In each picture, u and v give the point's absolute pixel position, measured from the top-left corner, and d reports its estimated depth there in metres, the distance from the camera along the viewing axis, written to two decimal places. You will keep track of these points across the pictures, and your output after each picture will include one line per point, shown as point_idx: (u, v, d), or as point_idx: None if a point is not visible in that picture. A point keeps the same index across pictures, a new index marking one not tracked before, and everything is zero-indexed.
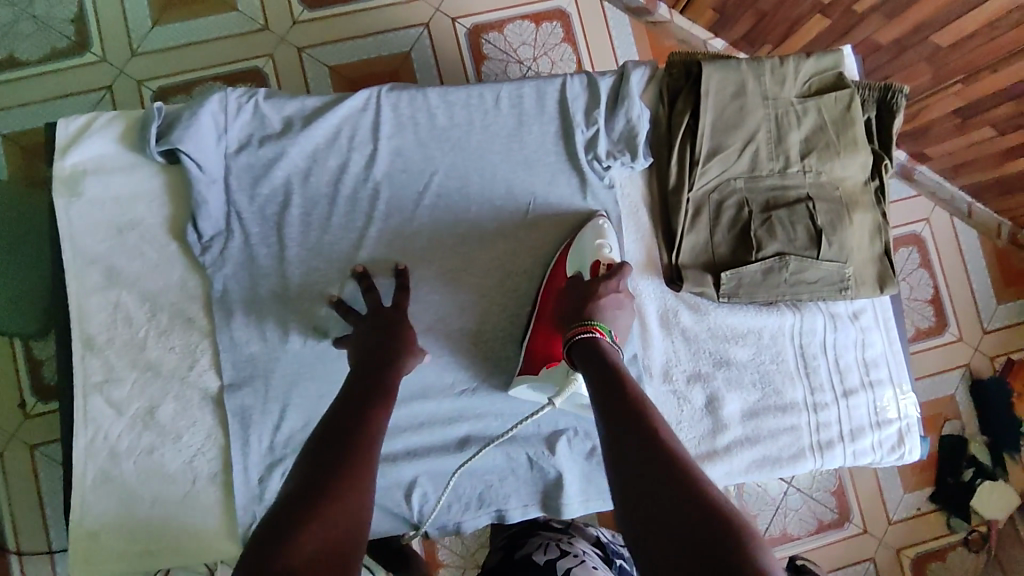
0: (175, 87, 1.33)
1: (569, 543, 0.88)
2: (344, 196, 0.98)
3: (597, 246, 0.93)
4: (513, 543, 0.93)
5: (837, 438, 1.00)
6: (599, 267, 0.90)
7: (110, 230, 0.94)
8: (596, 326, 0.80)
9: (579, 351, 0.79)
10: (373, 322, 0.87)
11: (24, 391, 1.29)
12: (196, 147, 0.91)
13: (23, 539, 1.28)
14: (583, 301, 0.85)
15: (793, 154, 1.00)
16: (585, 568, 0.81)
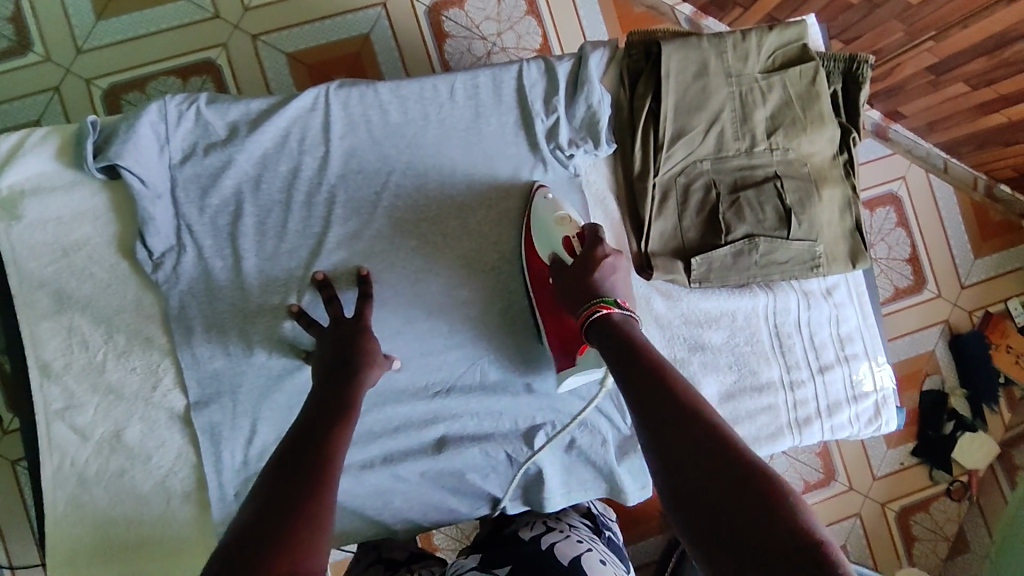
0: (130, 83, 1.28)
1: (556, 518, 0.96)
2: (299, 201, 0.94)
3: (557, 219, 0.90)
4: (504, 521, 1.00)
5: (813, 414, 1.00)
6: (571, 242, 0.88)
7: (57, 251, 0.90)
8: (602, 302, 0.77)
9: (594, 326, 0.77)
10: (339, 333, 0.86)
11: None
12: (137, 162, 0.87)
13: (14, 554, 1.27)
14: (580, 280, 0.82)
15: (759, 132, 0.97)
16: (569, 542, 0.88)
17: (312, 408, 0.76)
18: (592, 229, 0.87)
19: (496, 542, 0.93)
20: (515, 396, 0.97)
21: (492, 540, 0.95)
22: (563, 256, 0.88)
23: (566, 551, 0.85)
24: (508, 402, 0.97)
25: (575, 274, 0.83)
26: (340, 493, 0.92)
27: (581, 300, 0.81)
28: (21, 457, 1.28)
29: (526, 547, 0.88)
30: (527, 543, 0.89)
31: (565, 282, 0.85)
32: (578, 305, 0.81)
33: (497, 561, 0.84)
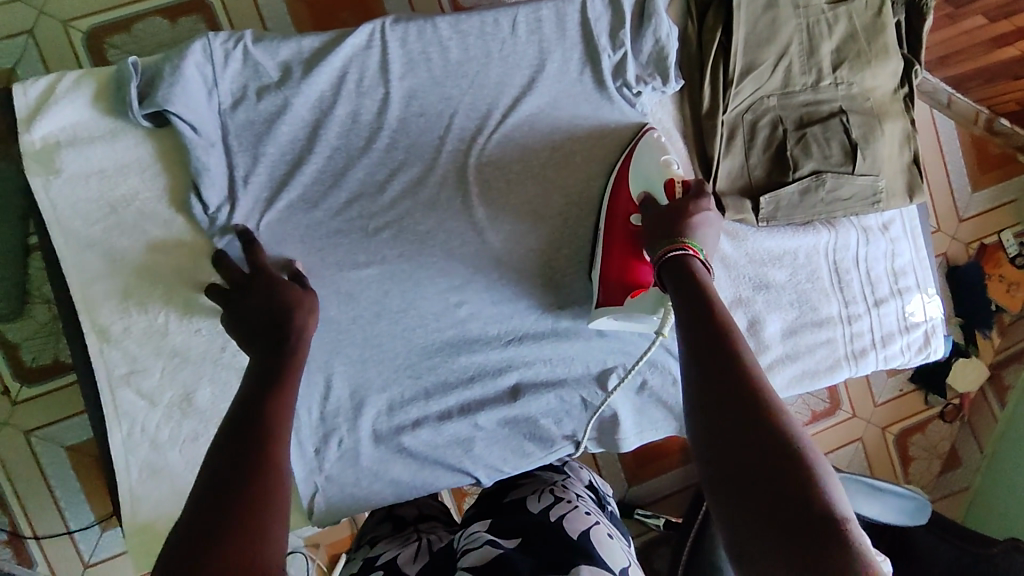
0: (112, 25, 1.17)
1: (563, 488, 0.85)
2: (360, 148, 0.90)
3: (662, 163, 0.87)
4: (505, 486, 0.91)
5: (869, 345, 1.03)
6: (674, 186, 0.83)
7: (102, 208, 0.84)
8: (689, 244, 0.73)
9: (668, 271, 0.73)
10: (265, 293, 0.78)
11: (6, 377, 1.21)
12: (187, 107, 0.81)
13: (38, 523, 1.24)
14: (668, 223, 0.78)
15: (824, 66, 0.96)
16: (578, 514, 0.76)
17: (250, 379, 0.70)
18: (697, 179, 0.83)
19: (497, 508, 0.83)
20: (587, 340, 0.97)
21: (493, 507, 0.84)
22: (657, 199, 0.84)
23: (574, 524, 0.74)
24: (579, 346, 0.97)
25: (669, 213, 0.78)
26: (420, 445, 0.93)
27: (664, 236, 0.77)
28: (36, 426, 1.23)
29: (531, 518, 0.77)
30: (534, 513, 0.78)
31: (653, 220, 0.80)
32: (659, 244, 0.77)
33: (501, 529, 0.74)
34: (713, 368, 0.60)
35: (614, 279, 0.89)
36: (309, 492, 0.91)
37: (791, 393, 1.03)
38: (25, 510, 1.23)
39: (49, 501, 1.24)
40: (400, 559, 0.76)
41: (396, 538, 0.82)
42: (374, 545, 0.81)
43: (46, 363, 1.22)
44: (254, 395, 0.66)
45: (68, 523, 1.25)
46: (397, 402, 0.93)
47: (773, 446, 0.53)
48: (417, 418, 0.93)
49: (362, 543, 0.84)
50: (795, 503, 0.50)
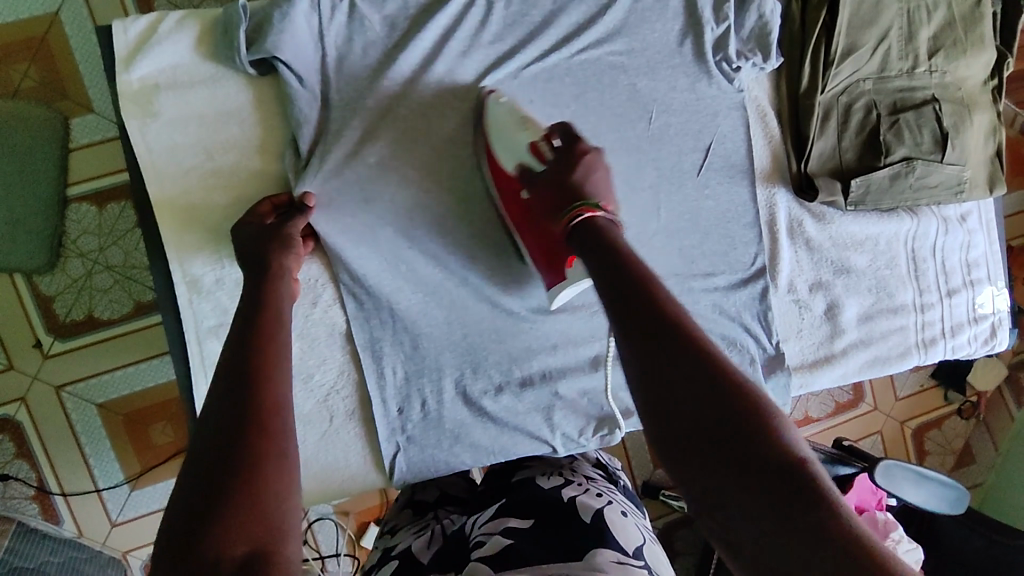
0: None
1: (573, 470, 0.84)
2: (457, 109, 0.88)
3: (514, 126, 0.83)
4: (511, 467, 0.89)
5: (939, 335, 1.04)
6: (538, 148, 0.79)
7: (199, 154, 0.82)
8: (583, 205, 0.69)
9: (576, 237, 0.68)
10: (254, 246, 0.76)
11: (37, 329, 1.12)
12: (295, 56, 0.80)
13: (65, 479, 1.15)
14: (560, 186, 0.73)
15: (921, 52, 0.96)
16: (590, 496, 0.75)
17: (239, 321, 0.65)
18: (565, 136, 0.79)
19: (504, 488, 0.81)
20: None
21: (499, 487, 0.82)
22: (535, 163, 0.79)
23: (587, 505, 0.73)
24: None
25: (552, 180, 0.75)
26: (502, 411, 0.92)
27: (562, 204, 0.72)
28: (66, 383, 1.15)
29: (540, 496, 0.75)
30: (542, 489, 0.77)
31: (544, 189, 0.75)
32: (558, 214, 0.73)
33: (508, 511, 0.73)
34: (649, 328, 0.54)
35: (542, 259, 0.83)
36: (390, 453, 0.90)
37: (862, 378, 1.03)
38: (53, 467, 1.15)
39: (76, 455, 1.15)
40: (415, 549, 0.72)
41: (414, 525, 0.79)
42: (394, 534, 0.78)
43: (80, 319, 1.13)
44: (238, 349, 0.61)
45: (97, 481, 1.17)
46: (480, 366, 0.92)
47: (721, 398, 0.48)
48: (498, 384, 0.93)
49: (384, 531, 0.81)
50: (752, 451, 0.46)
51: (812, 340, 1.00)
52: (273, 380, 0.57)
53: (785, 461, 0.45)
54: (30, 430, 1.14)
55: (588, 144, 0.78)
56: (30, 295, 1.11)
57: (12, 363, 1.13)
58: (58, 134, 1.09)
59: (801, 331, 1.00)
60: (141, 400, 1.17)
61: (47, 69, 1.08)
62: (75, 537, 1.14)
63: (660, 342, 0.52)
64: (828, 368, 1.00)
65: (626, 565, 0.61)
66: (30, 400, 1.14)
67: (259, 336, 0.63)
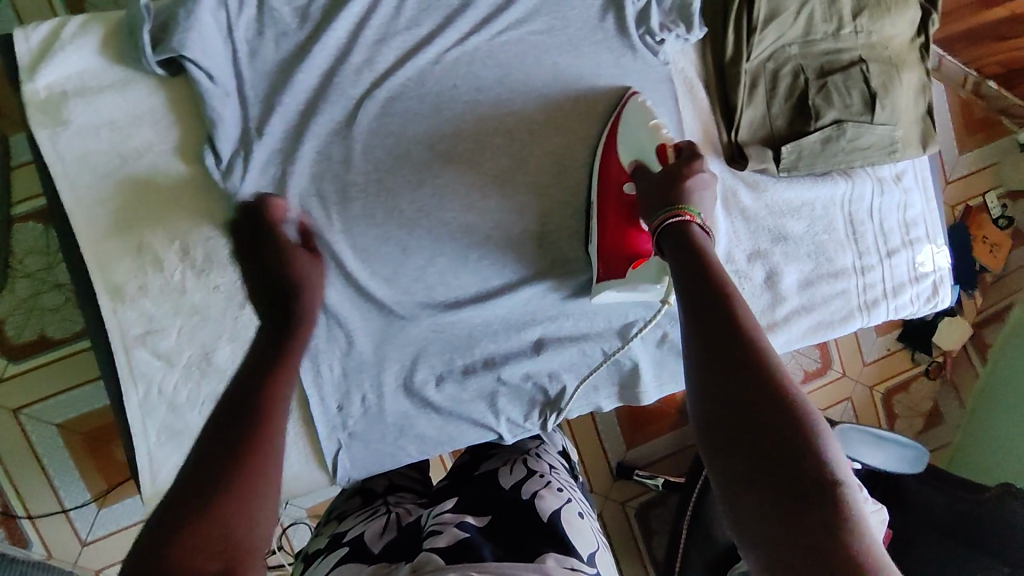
0: None
1: (534, 461, 0.85)
2: (380, 98, 0.86)
3: (651, 127, 0.85)
4: (485, 449, 0.94)
5: (881, 296, 1.05)
6: (666, 151, 0.82)
7: (115, 160, 0.80)
8: (686, 211, 0.74)
9: (669, 238, 0.73)
10: (260, 272, 0.76)
11: None
12: (203, 54, 0.77)
13: (29, 502, 1.13)
14: (665, 186, 0.77)
15: (845, 14, 0.96)
16: (552, 492, 0.77)
17: (243, 369, 0.65)
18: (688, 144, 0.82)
19: (466, 480, 0.83)
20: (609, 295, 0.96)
21: (463, 482, 0.83)
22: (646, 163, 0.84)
23: (546, 501, 0.74)
24: (602, 302, 0.96)
25: (661, 183, 0.78)
26: (446, 401, 0.92)
27: (661, 205, 0.76)
28: (22, 404, 1.12)
29: (503, 493, 0.77)
30: (505, 490, 0.78)
31: (654, 188, 0.79)
32: (654, 213, 0.77)
33: (469, 506, 0.74)
34: (717, 334, 0.58)
35: (606, 248, 0.89)
36: (333, 451, 0.89)
37: (807, 344, 1.04)
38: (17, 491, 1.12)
39: (41, 478, 1.13)
40: (367, 537, 0.72)
41: (363, 512, 0.80)
42: (345, 523, 0.78)
43: (30, 339, 1.11)
44: (244, 387, 0.61)
45: (62, 501, 1.14)
46: (420, 356, 0.91)
47: (774, 407, 0.51)
48: (440, 373, 0.92)
49: (329, 520, 0.82)
50: (789, 460, 0.49)
51: (754, 309, 1.00)
52: (272, 419, 0.57)
53: (817, 477, 0.48)
54: None
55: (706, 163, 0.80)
56: None
57: None
58: None
59: None
60: (99, 418, 1.15)
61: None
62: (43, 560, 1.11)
63: (723, 350, 0.57)
64: (771, 336, 1.01)
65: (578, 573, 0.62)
66: None
67: (263, 381, 0.62)
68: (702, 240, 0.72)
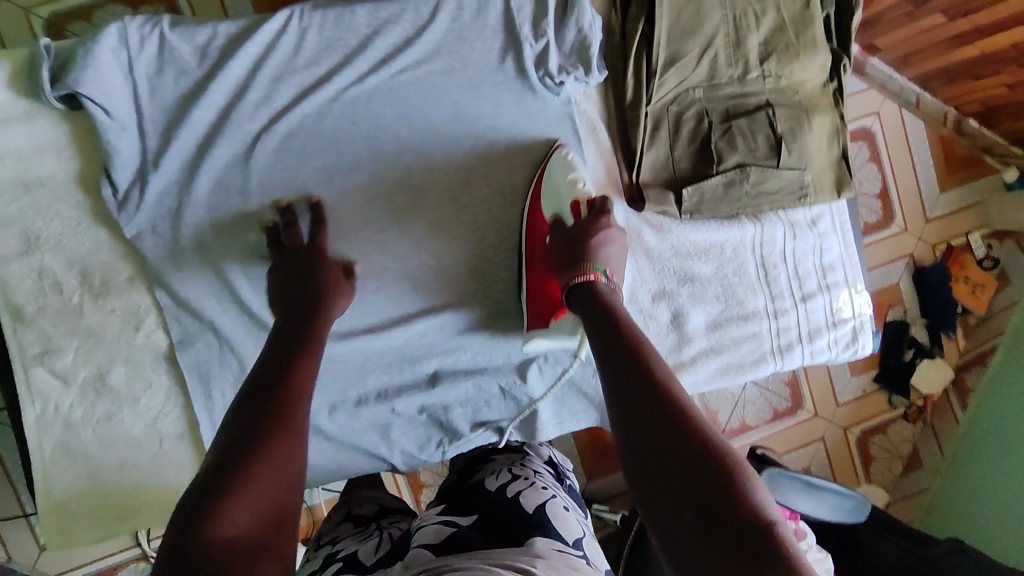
0: (73, 12, 1.14)
1: (521, 466, 0.88)
2: (278, 133, 0.89)
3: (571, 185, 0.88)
4: (474, 463, 0.94)
5: (796, 341, 1.03)
6: (579, 208, 0.85)
7: (18, 188, 0.84)
8: (592, 270, 0.76)
9: (578, 295, 0.76)
10: (314, 271, 0.84)
11: None
12: (98, 90, 0.81)
13: None
14: (576, 245, 0.80)
15: (752, 59, 0.97)
16: (535, 489, 0.80)
17: (279, 329, 0.76)
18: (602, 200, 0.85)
19: (458, 491, 0.85)
20: (507, 330, 0.96)
21: (455, 489, 0.87)
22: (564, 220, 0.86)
23: (531, 497, 0.77)
24: (500, 336, 0.96)
25: (571, 242, 0.81)
26: (337, 429, 0.93)
27: (569, 262, 0.79)
28: None
29: (488, 496, 0.80)
30: (490, 492, 0.81)
31: (560, 243, 0.82)
32: (564, 270, 0.79)
33: (456, 509, 0.77)
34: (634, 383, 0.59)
35: (532, 303, 0.91)
36: None
37: (717, 386, 1.03)
38: None
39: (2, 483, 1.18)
40: (361, 553, 0.76)
41: (358, 535, 0.83)
42: (336, 543, 0.82)
43: None
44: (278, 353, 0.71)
45: (23, 505, 1.20)
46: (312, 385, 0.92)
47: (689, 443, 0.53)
48: (332, 403, 0.93)
49: (323, 543, 0.84)
50: (714, 495, 0.49)
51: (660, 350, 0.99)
52: (297, 399, 0.64)
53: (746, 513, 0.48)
54: None
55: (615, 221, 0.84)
56: None
57: None
58: None
59: None
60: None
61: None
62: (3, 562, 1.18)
63: (641, 397, 0.58)
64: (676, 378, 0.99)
65: (565, 554, 0.65)
66: None
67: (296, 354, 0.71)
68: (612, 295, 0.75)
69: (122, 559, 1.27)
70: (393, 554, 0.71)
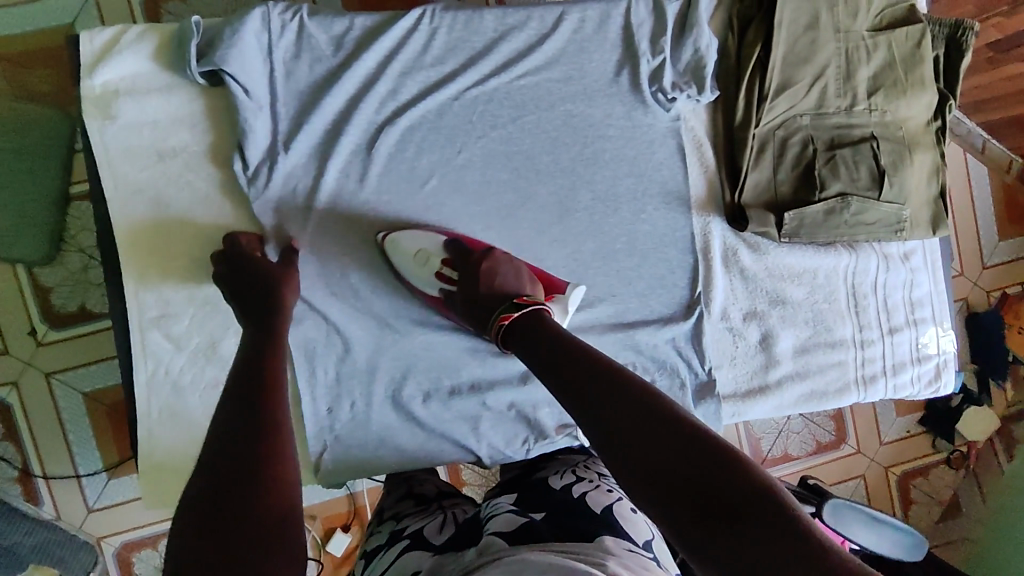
0: None
1: (584, 468, 0.85)
2: (400, 126, 0.93)
3: (404, 246, 0.90)
4: (535, 462, 0.92)
5: (880, 372, 1.04)
6: (444, 271, 0.89)
7: (152, 156, 0.88)
8: (503, 314, 0.79)
9: (512, 338, 0.78)
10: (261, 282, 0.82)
11: (32, 317, 1.20)
12: (241, 70, 0.85)
13: (47, 463, 1.22)
14: (485, 303, 0.84)
15: (860, 91, 0.98)
16: (603, 492, 0.77)
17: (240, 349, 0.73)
18: (459, 252, 0.89)
19: (520, 485, 0.83)
20: (599, 334, 0.98)
21: (517, 484, 0.85)
22: (449, 288, 0.89)
23: (599, 499, 0.75)
24: (593, 340, 0.98)
25: (478, 298, 0.84)
26: (427, 417, 0.96)
27: (490, 317, 0.82)
28: (56, 369, 1.22)
29: (553, 493, 0.77)
30: (555, 489, 0.78)
31: (469, 310, 0.86)
32: (489, 326, 0.82)
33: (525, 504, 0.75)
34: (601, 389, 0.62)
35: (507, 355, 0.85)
36: (317, 451, 0.94)
37: (798, 411, 1.04)
38: (37, 451, 1.21)
39: (60, 440, 1.22)
40: (426, 531, 0.75)
41: (421, 513, 0.81)
42: (398, 518, 0.81)
43: (73, 310, 1.21)
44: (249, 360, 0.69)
45: (77, 467, 1.23)
46: (410, 372, 0.96)
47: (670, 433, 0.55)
48: (427, 390, 0.96)
49: (386, 517, 0.83)
50: (711, 480, 0.51)
51: (746, 369, 1.02)
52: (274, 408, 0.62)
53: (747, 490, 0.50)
54: (16, 411, 1.20)
55: (480, 252, 0.88)
56: (27, 285, 1.19)
57: (6, 349, 1.20)
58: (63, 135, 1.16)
59: (734, 359, 1.01)
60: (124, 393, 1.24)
61: (60, 78, 1.17)
62: (51, 519, 1.20)
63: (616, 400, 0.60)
64: (760, 398, 1.01)
65: (636, 554, 0.62)
66: (23, 384, 1.21)
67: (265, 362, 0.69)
68: (535, 322, 0.77)
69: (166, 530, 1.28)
70: (463, 540, 0.70)
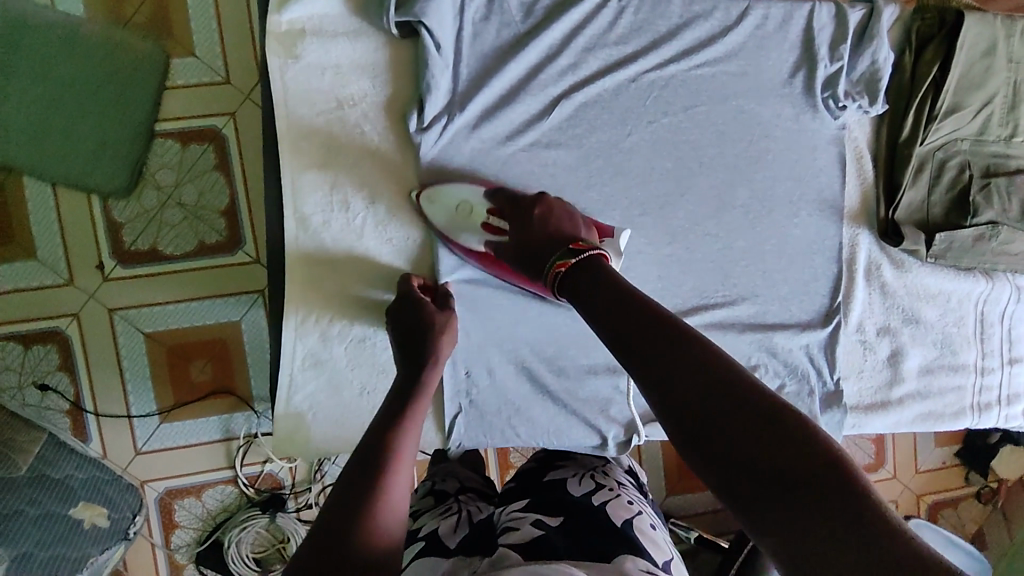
0: None
1: (604, 474, 0.84)
2: (575, 101, 0.91)
3: (453, 206, 0.87)
4: (555, 457, 0.90)
5: (995, 401, 1.05)
6: (490, 221, 0.86)
7: (331, 103, 0.87)
8: (557, 263, 0.75)
9: (569, 286, 0.73)
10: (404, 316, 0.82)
11: (102, 250, 1.12)
12: (437, 24, 0.84)
13: (99, 400, 1.15)
14: (531, 247, 0.81)
15: (1022, 123, 0.98)
16: (621, 504, 0.75)
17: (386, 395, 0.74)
18: (505, 202, 0.86)
19: (534, 486, 0.81)
20: (738, 332, 0.97)
21: (532, 483, 0.82)
22: (497, 235, 0.86)
23: (618, 511, 0.73)
24: (731, 337, 0.97)
25: (527, 240, 0.81)
26: (562, 395, 0.96)
27: (544, 264, 0.78)
28: (119, 306, 1.13)
29: (572, 499, 0.76)
30: (575, 495, 0.77)
31: (516, 250, 0.82)
32: (541, 272, 0.79)
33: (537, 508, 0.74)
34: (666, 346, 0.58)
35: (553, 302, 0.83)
36: (452, 414, 0.94)
37: (912, 430, 1.04)
38: (91, 387, 1.14)
39: (116, 379, 1.14)
40: (443, 531, 0.73)
41: (437, 508, 0.79)
42: (418, 517, 0.79)
43: (144, 248, 1.12)
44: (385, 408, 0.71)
45: (129, 407, 1.16)
46: (550, 348, 0.95)
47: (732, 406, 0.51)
48: (563, 367, 0.96)
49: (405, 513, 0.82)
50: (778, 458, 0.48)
51: (872, 382, 1.03)
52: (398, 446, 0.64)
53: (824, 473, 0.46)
54: (77, 347, 1.13)
55: (532, 197, 0.85)
56: (101, 216, 1.10)
57: (71, 279, 1.12)
58: (158, 70, 1.09)
59: (862, 371, 1.02)
60: (186, 336, 1.15)
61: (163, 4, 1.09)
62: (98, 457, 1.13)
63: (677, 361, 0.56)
64: (881, 411, 1.02)
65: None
66: (83, 318, 1.13)
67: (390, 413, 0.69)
68: (588, 268, 0.73)
69: (211, 479, 1.20)
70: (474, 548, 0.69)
